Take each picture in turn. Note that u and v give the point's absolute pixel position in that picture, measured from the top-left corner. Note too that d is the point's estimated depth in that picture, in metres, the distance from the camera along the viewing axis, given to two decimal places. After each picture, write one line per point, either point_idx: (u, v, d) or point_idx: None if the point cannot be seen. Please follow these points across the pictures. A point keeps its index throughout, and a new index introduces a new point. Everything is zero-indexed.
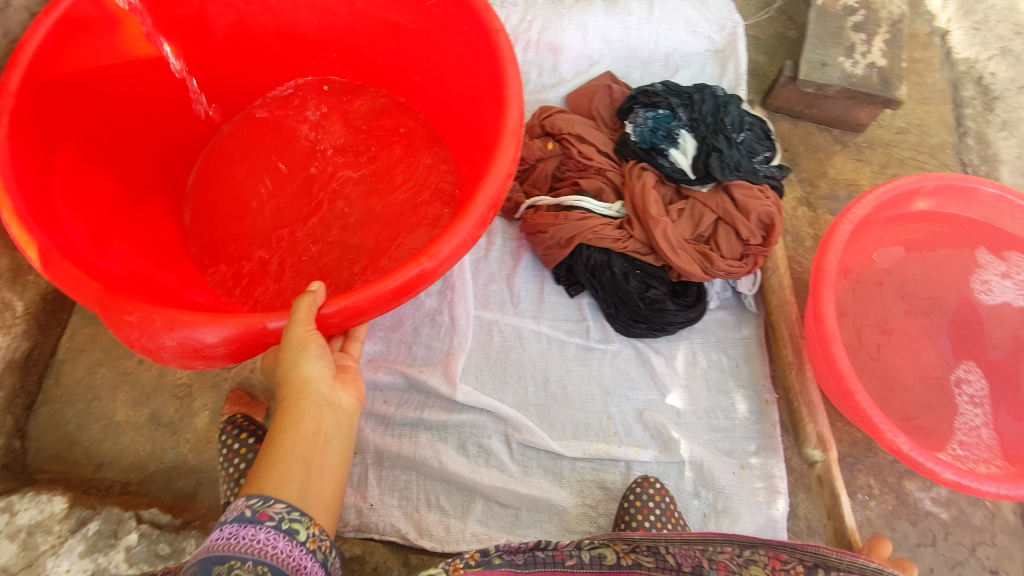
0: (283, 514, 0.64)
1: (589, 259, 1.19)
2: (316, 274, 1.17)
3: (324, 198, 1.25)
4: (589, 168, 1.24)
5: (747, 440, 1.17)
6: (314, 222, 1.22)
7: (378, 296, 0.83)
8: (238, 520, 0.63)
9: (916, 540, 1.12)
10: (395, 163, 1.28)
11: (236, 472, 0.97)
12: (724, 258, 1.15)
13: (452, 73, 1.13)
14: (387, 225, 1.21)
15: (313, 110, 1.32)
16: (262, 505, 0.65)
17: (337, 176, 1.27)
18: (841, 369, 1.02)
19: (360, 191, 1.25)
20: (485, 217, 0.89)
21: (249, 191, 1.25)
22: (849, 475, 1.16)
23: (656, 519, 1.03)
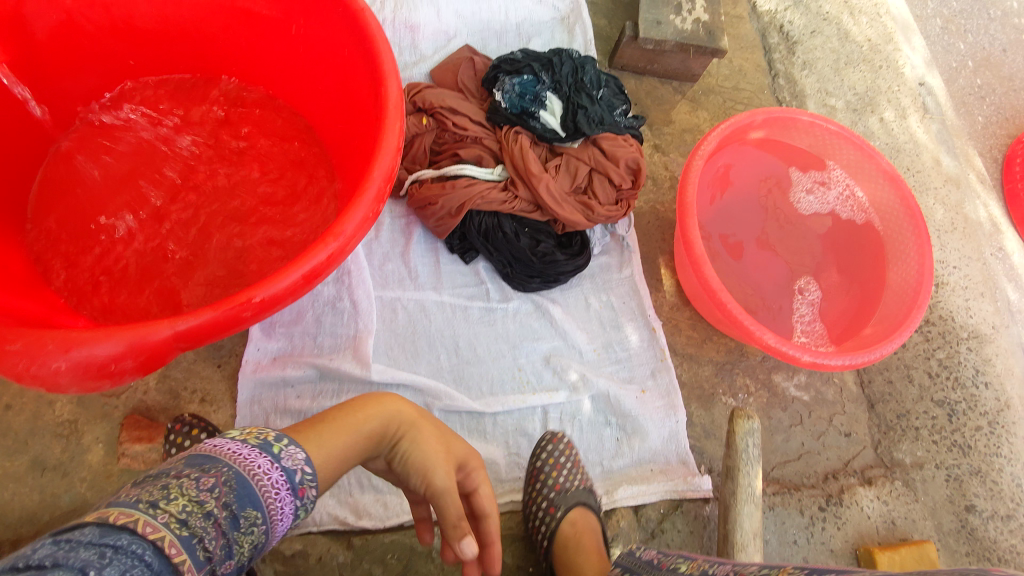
0: (286, 451, 0.71)
1: (480, 223, 1.24)
2: (204, 280, 1.11)
3: (198, 200, 1.17)
4: (466, 137, 1.28)
5: (643, 366, 1.30)
6: (192, 227, 1.15)
7: (290, 284, 0.82)
8: (243, 445, 0.68)
9: (789, 423, 1.32)
10: (268, 155, 1.23)
11: None
12: (603, 204, 1.25)
13: (317, 55, 1.12)
14: (272, 220, 1.17)
15: (167, 110, 1.23)
16: (280, 445, 0.72)
17: (206, 176, 1.20)
18: (715, 288, 1.15)
19: (235, 188, 1.20)
20: (383, 191, 0.90)
21: (108, 204, 1.14)
22: (730, 379, 1.33)
23: (567, 471, 1.11)
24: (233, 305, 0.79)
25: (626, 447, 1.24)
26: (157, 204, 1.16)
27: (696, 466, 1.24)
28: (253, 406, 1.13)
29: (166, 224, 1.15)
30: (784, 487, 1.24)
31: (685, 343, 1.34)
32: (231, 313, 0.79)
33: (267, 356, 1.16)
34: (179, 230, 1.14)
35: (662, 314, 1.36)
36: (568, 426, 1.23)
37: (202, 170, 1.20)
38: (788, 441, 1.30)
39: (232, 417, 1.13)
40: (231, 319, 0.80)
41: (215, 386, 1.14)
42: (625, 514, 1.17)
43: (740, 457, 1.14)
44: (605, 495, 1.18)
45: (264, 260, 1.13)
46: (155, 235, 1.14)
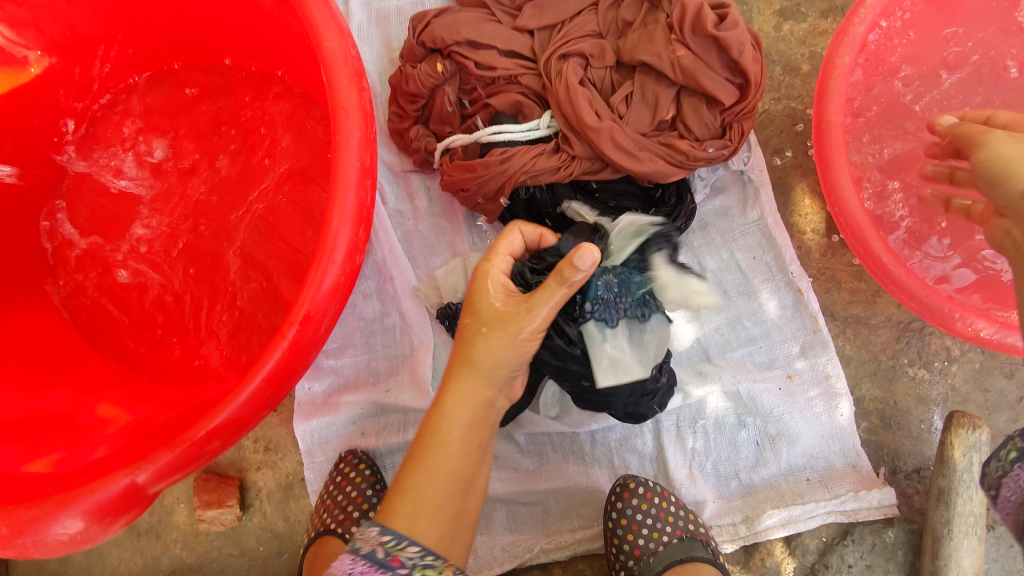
0: (415, 560, 0.60)
1: (529, 201, 0.93)
2: (200, 329, 0.91)
3: (175, 227, 0.95)
4: (497, 78, 0.95)
5: (787, 343, 0.97)
6: (176, 267, 0.93)
7: (250, 397, 0.67)
8: (369, 559, 0.60)
9: (1017, 395, 0.94)
10: (255, 148, 0.95)
11: (343, 501, 0.95)
12: (699, 140, 0.87)
13: (280, 24, 0.85)
14: (267, 234, 0.92)
15: (116, 126, 0.97)
16: (395, 547, 0.61)
17: (196, 180, 0.96)
18: (891, 269, 0.76)
19: (225, 192, 0.95)
20: (354, 240, 0.70)
21: (86, 258, 0.94)
22: (921, 343, 0.97)
23: (653, 531, 0.87)
24: (189, 442, 0.66)
25: (770, 452, 0.95)
26: (135, 246, 0.94)
27: (873, 470, 0.94)
28: (311, 458, 1.01)
29: (145, 265, 0.94)
30: None
31: (848, 301, 0.99)
32: (197, 448, 0.66)
33: (321, 394, 1.02)
34: (161, 270, 0.93)
35: (810, 265, 1.00)
36: (689, 437, 0.97)
37: (175, 189, 0.96)
38: (1014, 421, 0.94)
39: (301, 464, 1.03)
40: (193, 456, 0.67)
41: (275, 432, 1.04)
42: (772, 547, 0.92)
43: (958, 477, 0.82)
44: (743, 523, 0.92)
45: (262, 288, 0.90)
46: (140, 285, 0.93)
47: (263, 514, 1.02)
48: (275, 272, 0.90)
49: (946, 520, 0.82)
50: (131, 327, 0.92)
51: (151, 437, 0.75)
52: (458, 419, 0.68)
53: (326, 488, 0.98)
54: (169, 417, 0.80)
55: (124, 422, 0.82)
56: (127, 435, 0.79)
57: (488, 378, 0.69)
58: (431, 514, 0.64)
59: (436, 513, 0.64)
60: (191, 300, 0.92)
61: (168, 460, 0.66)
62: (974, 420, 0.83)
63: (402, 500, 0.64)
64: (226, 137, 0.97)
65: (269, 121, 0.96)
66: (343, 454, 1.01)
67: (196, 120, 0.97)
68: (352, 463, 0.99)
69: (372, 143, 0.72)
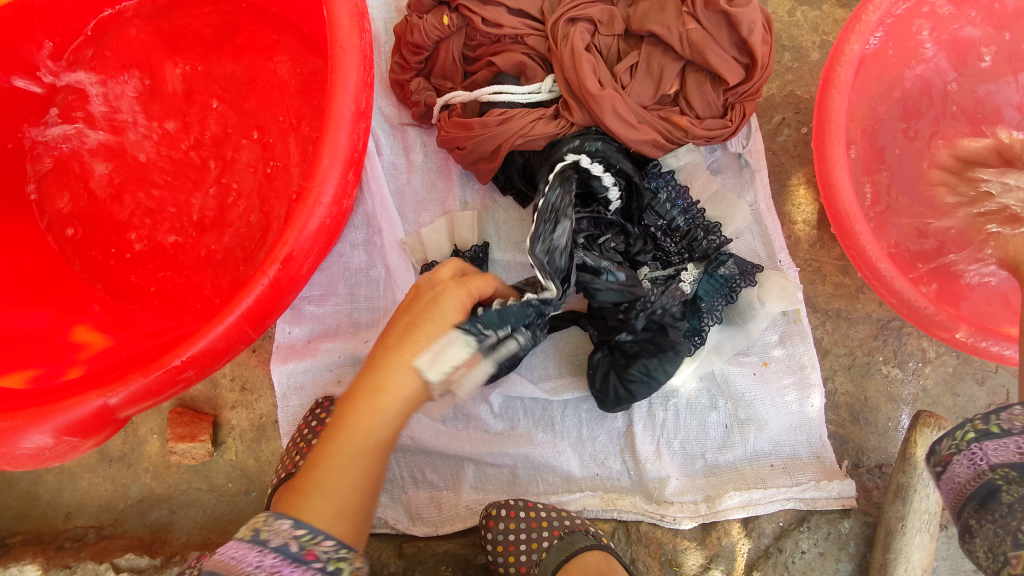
0: (329, 553, 0.57)
1: (524, 164, 0.92)
2: (184, 263, 0.90)
3: (166, 157, 0.93)
4: (502, 37, 0.93)
5: (765, 330, 0.98)
6: (164, 198, 0.92)
7: (227, 330, 0.67)
8: (282, 552, 0.55)
9: (985, 402, 0.96)
10: (255, 84, 0.94)
11: (318, 445, 0.96)
12: (700, 118, 0.87)
13: None
14: (260, 174, 0.91)
15: (111, 49, 0.95)
16: (310, 540, 0.56)
17: (191, 110, 0.94)
18: (874, 260, 0.77)
19: (220, 127, 0.93)
20: (344, 184, 0.69)
21: (70, 180, 0.92)
22: (898, 342, 0.97)
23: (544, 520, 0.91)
24: (163, 369, 0.66)
25: (738, 435, 0.97)
26: (123, 173, 0.93)
27: (836, 461, 0.95)
28: (286, 402, 1.01)
29: (132, 193, 0.92)
30: None
31: (832, 295, 0.99)
32: (170, 375, 0.67)
33: (300, 339, 1.03)
34: (147, 200, 0.92)
35: (797, 255, 1.00)
36: (660, 413, 0.99)
37: (168, 119, 0.94)
38: None
39: (275, 407, 1.04)
40: (167, 383, 0.67)
41: (252, 373, 1.05)
42: (729, 527, 0.93)
43: (917, 474, 0.83)
44: (704, 502, 0.94)
45: (250, 228, 0.90)
46: (126, 213, 0.92)
47: (234, 452, 1.04)
48: (264, 213, 0.90)
49: (901, 515, 0.84)
50: (114, 255, 0.91)
51: (128, 363, 0.76)
52: (381, 411, 0.62)
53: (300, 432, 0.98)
54: (148, 346, 0.81)
55: (103, 347, 0.83)
56: (106, 360, 0.80)
57: (406, 404, 0.63)
58: (350, 513, 0.60)
59: (355, 512, 0.61)
60: (177, 233, 0.91)
61: (142, 385, 0.66)
62: (940, 422, 0.84)
63: (323, 499, 0.59)
64: (224, 70, 0.95)
65: (270, 58, 0.94)
66: (320, 399, 1.00)
67: (195, 50, 0.95)
68: (328, 409, 1.00)
69: (369, 87, 0.71)
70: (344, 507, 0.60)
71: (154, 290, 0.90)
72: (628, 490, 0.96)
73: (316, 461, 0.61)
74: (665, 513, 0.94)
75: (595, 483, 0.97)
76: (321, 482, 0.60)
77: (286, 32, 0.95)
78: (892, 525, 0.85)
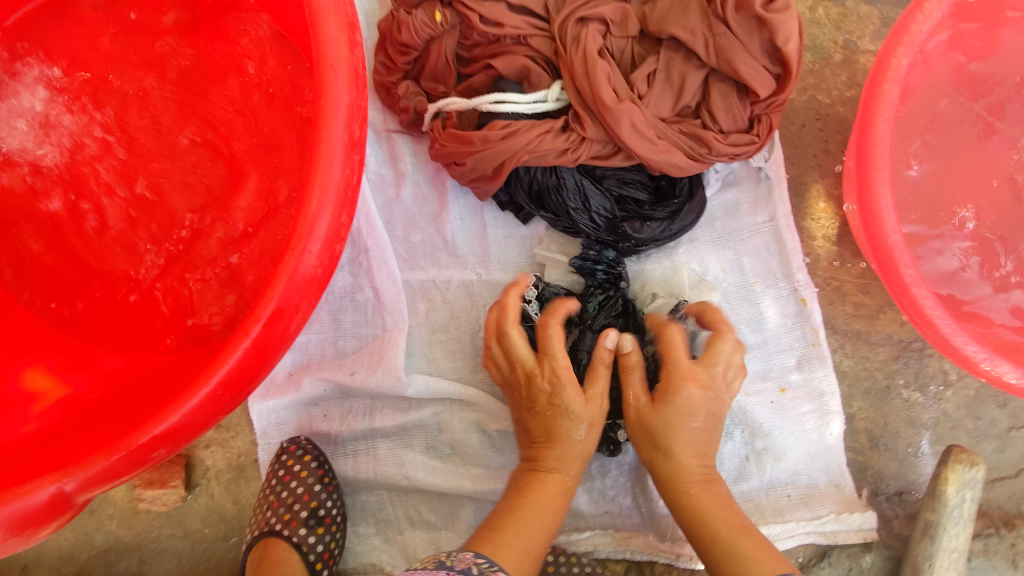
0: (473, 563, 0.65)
1: (530, 182, 0.85)
2: (141, 296, 0.79)
3: (112, 166, 0.79)
4: (503, 37, 0.83)
5: (785, 353, 0.92)
6: (112, 217, 0.79)
7: (203, 401, 0.58)
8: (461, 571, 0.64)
9: (1006, 425, 0.92)
10: (218, 86, 0.81)
11: (290, 498, 0.89)
12: (725, 132, 0.79)
13: None
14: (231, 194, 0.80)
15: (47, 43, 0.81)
16: (488, 565, 0.65)
17: (142, 114, 0.81)
18: (920, 299, 0.69)
19: (178, 135, 0.81)
20: (337, 227, 0.60)
21: None
22: (919, 365, 0.93)
23: None
24: (130, 448, 0.57)
25: (755, 467, 0.91)
26: (60, 185, 0.78)
27: (855, 490, 0.91)
28: (266, 440, 0.94)
29: (75, 209, 0.78)
30: (990, 524, 0.89)
31: (851, 316, 0.93)
32: (139, 455, 0.57)
33: (281, 371, 0.94)
34: (94, 219, 0.79)
35: (816, 273, 0.94)
36: None
37: (115, 124, 0.80)
38: (1000, 452, 0.92)
39: (254, 444, 0.95)
40: (135, 463, 0.57)
41: None
42: None
43: (947, 512, 0.79)
44: None
45: (221, 258, 0.79)
46: (70, 233, 0.78)
47: (210, 494, 0.95)
48: (236, 241, 0.79)
49: (928, 555, 0.80)
50: (58, 284, 0.78)
51: (90, 427, 0.66)
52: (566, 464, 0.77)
53: (270, 484, 0.91)
54: (108, 401, 0.71)
55: (55, 398, 0.73)
56: (61, 417, 0.70)
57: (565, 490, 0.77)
58: (531, 556, 0.70)
59: (538, 557, 0.70)
60: (136, 259, 0.79)
61: (104, 468, 0.57)
62: (975, 458, 0.79)
63: (507, 537, 0.70)
64: (182, 68, 0.81)
65: (234, 56, 0.81)
66: (285, 443, 0.93)
67: (147, 42, 0.81)
68: (296, 454, 0.91)
69: (364, 110, 0.62)
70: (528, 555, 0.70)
71: (111, 326, 0.78)
72: (640, 528, 0.90)
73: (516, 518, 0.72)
74: (680, 552, 0.88)
75: (605, 521, 0.91)
76: (521, 522, 0.72)
77: (253, 24, 0.82)
78: (921, 565, 0.81)
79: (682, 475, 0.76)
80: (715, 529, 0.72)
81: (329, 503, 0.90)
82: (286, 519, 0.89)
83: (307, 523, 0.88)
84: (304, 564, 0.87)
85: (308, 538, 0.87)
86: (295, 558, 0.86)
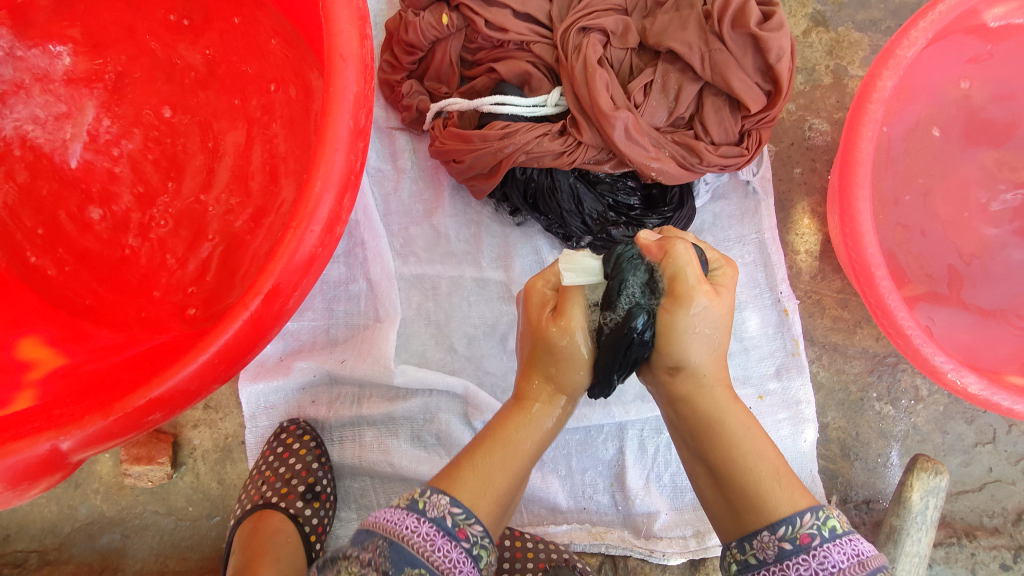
0: (445, 509, 0.59)
1: (525, 184, 0.88)
2: (141, 274, 0.81)
3: (124, 152, 0.82)
4: (506, 43, 0.87)
5: (764, 362, 0.95)
6: (116, 197, 0.81)
7: (200, 368, 0.59)
8: (437, 524, 0.57)
9: (973, 441, 0.95)
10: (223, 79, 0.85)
11: (287, 472, 0.90)
12: (715, 144, 0.82)
13: None
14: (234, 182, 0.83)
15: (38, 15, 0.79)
16: (463, 519, 0.59)
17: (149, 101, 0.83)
18: (893, 310, 0.72)
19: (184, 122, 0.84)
20: (338, 210, 0.62)
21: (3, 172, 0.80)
22: (892, 378, 0.96)
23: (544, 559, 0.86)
24: (126, 411, 0.57)
25: None
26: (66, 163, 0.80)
27: (824, 498, 0.93)
28: (254, 423, 0.96)
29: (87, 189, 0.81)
30: (953, 534, 0.93)
31: (829, 329, 0.97)
32: (138, 418, 0.58)
33: (272, 356, 0.96)
34: (108, 201, 0.81)
35: (797, 286, 0.97)
36: (650, 446, 0.95)
37: (128, 111, 0.83)
38: (965, 465, 0.95)
39: (242, 427, 0.98)
40: (131, 426, 0.58)
41: (218, 389, 0.98)
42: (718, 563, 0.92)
43: (910, 517, 0.82)
44: (693, 537, 0.91)
45: (220, 239, 0.81)
46: (82, 215, 0.81)
47: (196, 474, 0.96)
48: (239, 224, 0.81)
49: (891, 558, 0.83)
50: (64, 263, 0.80)
51: (87, 395, 0.67)
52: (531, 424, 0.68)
53: (266, 459, 0.92)
54: (105, 373, 0.72)
55: (51, 367, 0.74)
56: (57, 386, 0.71)
57: (534, 420, 0.68)
58: (493, 494, 0.62)
59: (500, 496, 0.63)
60: (145, 246, 0.81)
61: (100, 428, 0.57)
62: (938, 466, 0.83)
63: (472, 475, 0.63)
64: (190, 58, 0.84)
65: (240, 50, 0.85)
66: (285, 423, 0.95)
67: (156, 30, 0.83)
68: (296, 433, 0.94)
69: (370, 101, 0.64)
70: (497, 486, 0.63)
71: (119, 309, 0.80)
72: (615, 524, 0.93)
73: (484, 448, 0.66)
74: (653, 549, 0.91)
75: (582, 516, 0.94)
76: (489, 460, 0.65)
77: None
78: None
79: (699, 384, 0.66)
80: (697, 414, 0.66)
81: (324, 480, 0.92)
82: (283, 492, 0.90)
83: (303, 495, 0.90)
84: (300, 535, 0.87)
85: (303, 511, 0.89)
86: (290, 528, 0.87)
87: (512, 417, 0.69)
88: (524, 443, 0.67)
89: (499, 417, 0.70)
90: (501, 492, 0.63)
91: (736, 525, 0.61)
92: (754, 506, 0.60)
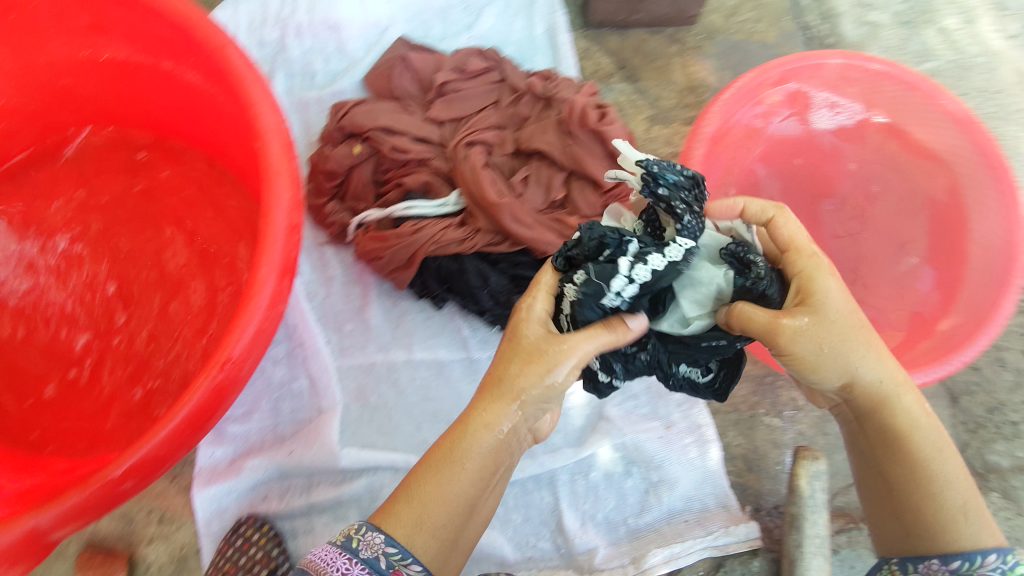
0: (377, 548, 0.64)
1: (437, 269, 1.03)
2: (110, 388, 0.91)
3: (92, 287, 0.96)
4: (409, 161, 1.07)
5: (666, 397, 1.10)
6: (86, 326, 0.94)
7: (166, 436, 0.68)
8: (370, 563, 0.63)
9: None
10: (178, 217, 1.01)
11: (247, 561, 0.94)
12: (586, 217, 1.01)
13: (203, 101, 0.93)
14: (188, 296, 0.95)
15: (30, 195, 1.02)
16: (400, 561, 0.64)
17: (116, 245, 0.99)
18: None
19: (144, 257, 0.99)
20: (279, 290, 0.75)
21: None
22: (774, 395, 1.13)
23: None
24: (101, 481, 0.65)
25: (653, 498, 1.04)
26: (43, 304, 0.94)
27: (740, 508, 1.05)
28: (207, 529, 0.98)
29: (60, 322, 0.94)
30: (851, 521, 1.06)
31: None
32: (111, 487, 0.66)
33: (223, 459, 1.02)
34: (78, 329, 0.94)
35: None
36: (581, 487, 1.05)
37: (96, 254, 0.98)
38: (850, 460, 1.11)
39: (196, 535, 1.01)
40: (106, 496, 0.66)
41: (171, 502, 1.02)
42: None
43: (805, 503, 0.95)
44: (632, 564, 0.99)
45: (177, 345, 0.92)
46: (53, 347, 0.93)
47: None
48: (193, 329, 0.93)
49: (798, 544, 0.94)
50: (46, 391, 0.91)
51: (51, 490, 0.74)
52: (484, 434, 0.67)
53: (223, 551, 0.96)
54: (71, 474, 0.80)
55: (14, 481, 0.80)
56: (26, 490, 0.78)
57: (492, 441, 0.68)
58: (432, 529, 0.66)
59: (438, 528, 0.66)
60: (110, 364, 0.92)
61: (77, 500, 0.65)
62: (814, 454, 0.98)
63: (407, 505, 0.67)
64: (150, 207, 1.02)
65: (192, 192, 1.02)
66: (242, 518, 1.00)
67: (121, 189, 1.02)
68: (254, 524, 0.99)
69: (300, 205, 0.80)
70: (429, 523, 0.66)
71: (77, 429, 0.88)
72: (561, 566, 1.00)
73: (422, 483, 0.67)
74: None
75: (530, 564, 1.01)
76: (426, 493, 0.67)
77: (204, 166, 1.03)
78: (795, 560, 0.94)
79: (889, 395, 0.69)
80: (889, 422, 0.69)
81: (280, 565, 0.97)
82: None
83: None
84: None
85: None
86: None
87: (453, 433, 0.68)
88: (464, 464, 0.68)
89: (445, 433, 0.70)
90: (443, 524, 0.66)
91: (908, 539, 0.67)
92: (936, 528, 0.65)
